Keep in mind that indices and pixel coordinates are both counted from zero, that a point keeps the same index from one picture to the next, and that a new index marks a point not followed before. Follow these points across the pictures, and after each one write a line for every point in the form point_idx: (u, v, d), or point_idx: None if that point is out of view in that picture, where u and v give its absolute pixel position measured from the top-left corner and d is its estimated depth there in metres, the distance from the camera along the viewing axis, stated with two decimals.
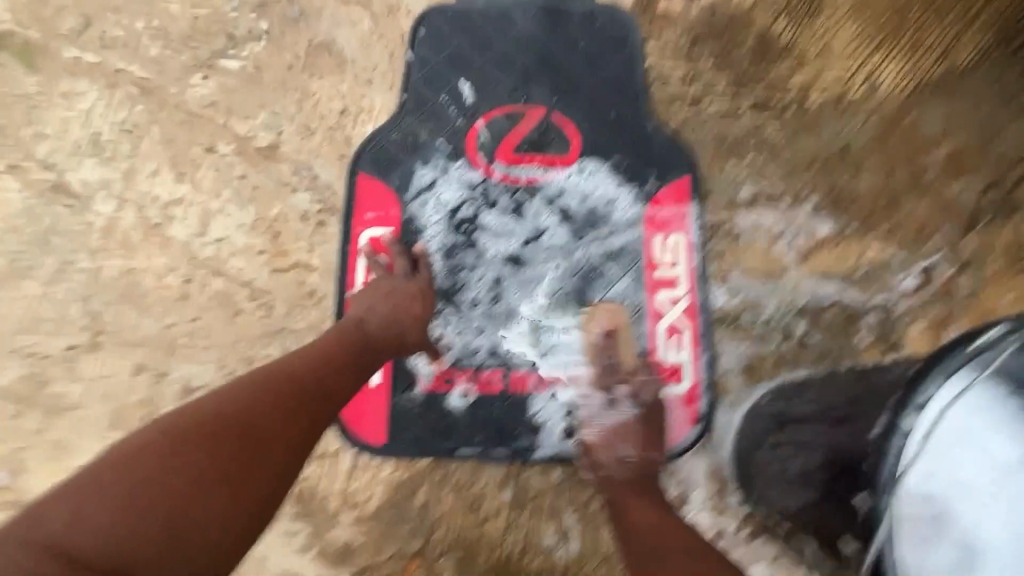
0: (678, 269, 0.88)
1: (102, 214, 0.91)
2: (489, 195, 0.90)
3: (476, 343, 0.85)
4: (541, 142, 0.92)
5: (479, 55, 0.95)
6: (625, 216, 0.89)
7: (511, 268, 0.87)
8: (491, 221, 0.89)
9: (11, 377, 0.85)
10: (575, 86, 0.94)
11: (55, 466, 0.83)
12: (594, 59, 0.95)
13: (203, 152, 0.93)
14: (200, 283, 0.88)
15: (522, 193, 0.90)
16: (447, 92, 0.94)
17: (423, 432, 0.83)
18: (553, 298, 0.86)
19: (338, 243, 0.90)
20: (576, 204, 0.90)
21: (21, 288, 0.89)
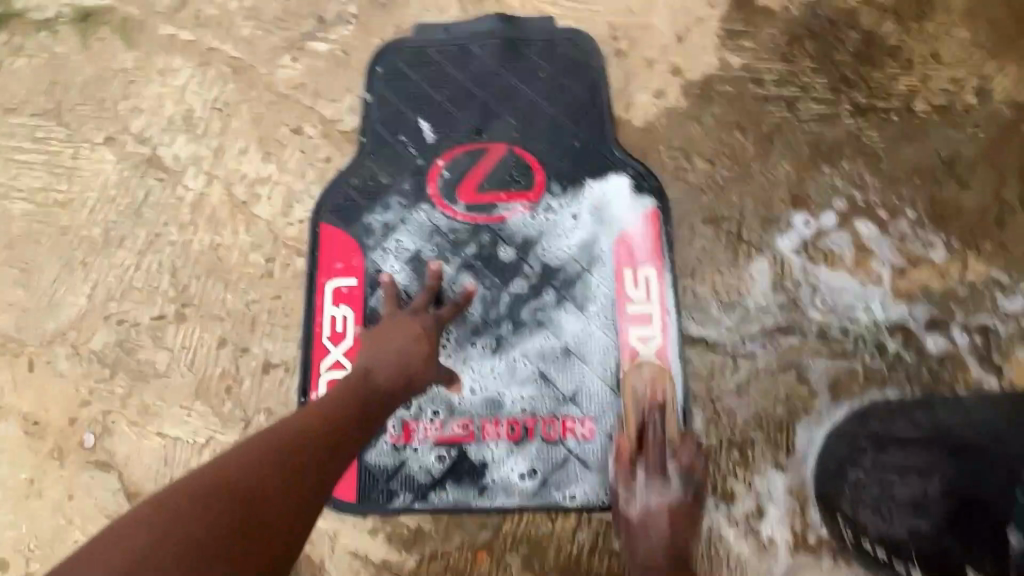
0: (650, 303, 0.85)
1: (192, 189, 0.93)
2: (502, 199, 0.91)
3: (495, 349, 0.85)
4: (504, 178, 0.91)
5: (490, 57, 0.96)
6: (633, 250, 0.87)
7: (528, 271, 0.87)
8: (508, 224, 0.90)
9: (103, 342, 0.89)
10: (586, 82, 0.94)
11: (141, 431, 0.85)
12: (549, 82, 0.94)
13: (289, 133, 0.94)
14: (283, 262, 0.90)
15: (535, 222, 0.89)
16: (456, 91, 0.95)
17: (449, 441, 0.82)
18: (570, 300, 0.86)
19: (304, 298, 0.88)
20: (589, 206, 0.89)
21: (115, 256, 0.92)
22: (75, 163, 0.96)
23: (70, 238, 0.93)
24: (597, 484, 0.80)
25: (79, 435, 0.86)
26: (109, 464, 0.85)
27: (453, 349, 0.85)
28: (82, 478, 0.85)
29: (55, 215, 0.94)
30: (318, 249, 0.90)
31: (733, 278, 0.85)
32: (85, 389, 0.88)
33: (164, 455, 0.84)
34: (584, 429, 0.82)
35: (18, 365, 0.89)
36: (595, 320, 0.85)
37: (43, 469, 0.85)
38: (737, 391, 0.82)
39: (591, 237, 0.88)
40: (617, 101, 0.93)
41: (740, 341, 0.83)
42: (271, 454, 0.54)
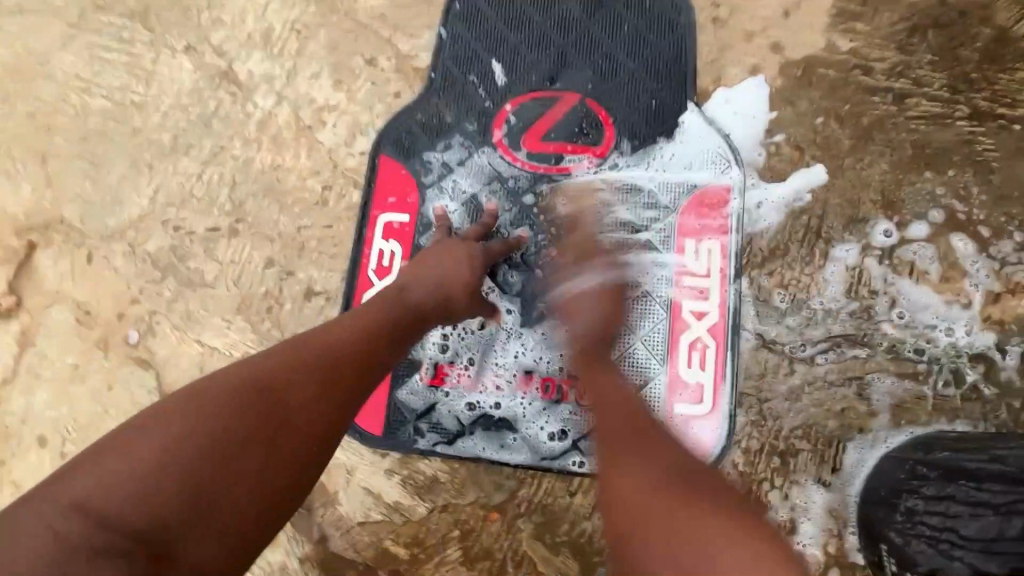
0: (709, 278, 0.80)
1: (261, 107, 0.93)
2: (568, 151, 0.87)
3: (540, 306, 0.82)
4: (573, 130, 0.88)
5: (576, 5, 0.91)
6: (699, 221, 0.82)
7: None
8: (570, 178, 0.86)
9: (158, 245, 0.90)
10: (673, 42, 0.88)
11: (182, 337, 0.87)
12: (634, 38, 0.89)
13: (363, 64, 0.93)
14: (339, 192, 0.89)
15: (597, 180, 0.85)
16: (535, 36, 0.91)
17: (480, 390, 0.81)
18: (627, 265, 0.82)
19: (355, 228, 0.87)
20: (657, 169, 0.85)
21: (180, 163, 0.93)
22: (154, 68, 0.97)
23: (141, 140, 0.95)
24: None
25: (125, 330, 0.89)
26: (148, 363, 0.87)
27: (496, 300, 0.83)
28: (123, 372, 0.87)
29: (129, 116, 0.96)
30: (376, 181, 0.88)
31: (803, 277, 0.79)
32: (135, 288, 0.90)
33: (201, 363, 0.86)
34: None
35: (79, 255, 0.92)
36: (650, 289, 0.81)
37: (88, 357, 0.88)
38: (788, 396, 0.76)
39: (657, 203, 0.84)
40: (707, 72, 0.87)
41: (800, 345, 0.77)
42: (306, 370, 0.54)
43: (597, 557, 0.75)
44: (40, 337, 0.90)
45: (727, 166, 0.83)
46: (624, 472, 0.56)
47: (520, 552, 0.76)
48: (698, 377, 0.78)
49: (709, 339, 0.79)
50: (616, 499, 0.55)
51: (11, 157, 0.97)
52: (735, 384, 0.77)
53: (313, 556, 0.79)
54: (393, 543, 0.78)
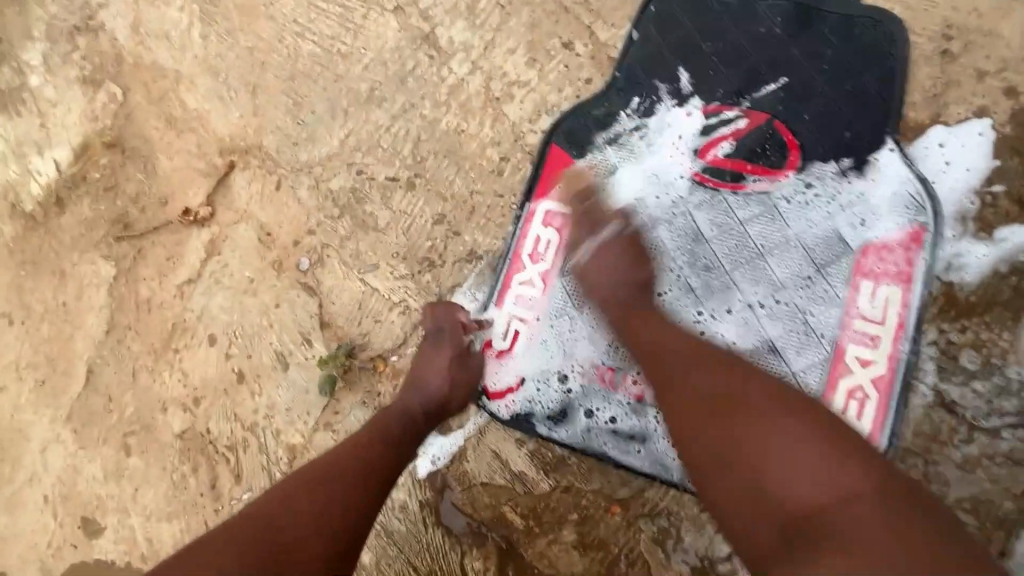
0: (881, 327, 0.75)
1: (455, 73, 0.97)
2: (746, 170, 0.83)
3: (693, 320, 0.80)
4: (754, 151, 0.83)
5: (779, 20, 0.86)
6: (881, 266, 0.77)
7: (753, 252, 0.81)
8: (744, 197, 0.83)
9: (340, 185, 0.97)
10: (887, 73, 0.82)
11: (347, 273, 0.93)
12: (838, 65, 0.83)
13: (560, 46, 0.95)
14: (515, 166, 0.92)
15: (773, 204, 0.82)
16: (729, 46, 0.87)
17: (615, 391, 0.80)
18: (792, 297, 0.78)
19: (516, 214, 0.89)
20: (845, 202, 0.80)
21: (372, 114, 0.99)
22: (363, 22, 1.04)
23: (341, 86, 1.02)
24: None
25: (298, 257, 0.96)
26: (313, 290, 0.94)
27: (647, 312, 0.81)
28: (290, 294, 0.95)
29: (334, 63, 1.04)
30: (544, 165, 0.90)
31: (1002, 342, 0.73)
32: (313, 220, 0.97)
33: (360, 300, 0.91)
34: None
35: (269, 182, 1.01)
36: (813, 327, 0.77)
37: (263, 274, 0.97)
38: (961, 464, 0.71)
39: (836, 238, 0.79)
40: (926, 106, 0.81)
41: (985, 414, 0.72)
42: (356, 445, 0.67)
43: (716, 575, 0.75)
44: (225, 247, 1.00)
45: (926, 214, 0.77)
46: (779, 445, 0.52)
47: (636, 550, 0.76)
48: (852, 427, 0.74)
49: (872, 391, 0.74)
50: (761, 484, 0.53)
51: (226, 85, 1.08)
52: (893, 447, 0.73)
53: (433, 503, 0.82)
54: (510, 511, 0.80)
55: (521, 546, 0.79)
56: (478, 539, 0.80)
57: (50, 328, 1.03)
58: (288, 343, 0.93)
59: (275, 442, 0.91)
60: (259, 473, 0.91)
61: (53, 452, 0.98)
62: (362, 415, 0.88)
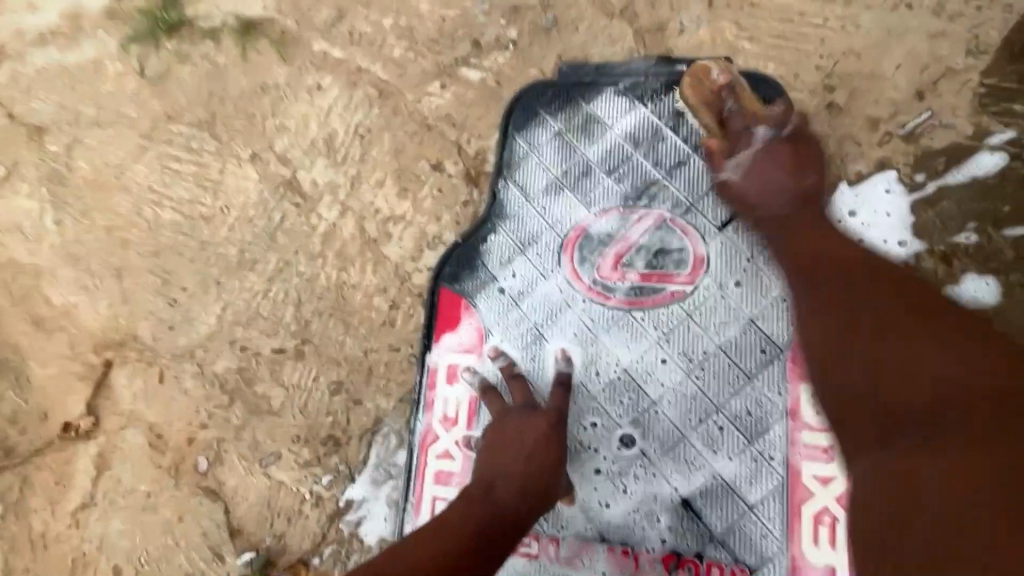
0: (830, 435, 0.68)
1: (326, 219, 0.89)
2: (650, 280, 0.76)
3: (632, 464, 0.71)
4: (654, 256, 0.77)
5: (650, 109, 0.80)
6: None
7: (679, 372, 0.72)
8: (658, 311, 0.75)
9: (226, 367, 0.88)
10: None
11: (249, 467, 0.83)
12: None
13: (429, 169, 0.87)
14: (406, 312, 0.83)
15: (687, 312, 0.74)
16: (603, 144, 0.81)
17: (562, 565, 0.70)
18: (731, 417, 0.70)
19: (417, 371, 0.80)
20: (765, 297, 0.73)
21: (246, 280, 0.90)
22: (221, 178, 0.96)
23: (208, 254, 0.93)
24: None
25: (195, 457, 0.86)
26: (217, 494, 0.84)
27: (581, 467, 0.72)
28: (192, 502, 0.84)
29: (198, 229, 0.95)
30: (437, 312, 0.81)
31: None
32: (204, 412, 0.87)
33: (268, 498, 0.81)
34: None
35: (151, 375, 0.91)
36: (761, 449, 0.69)
37: (160, 484, 0.86)
38: None
39: (766, 340, 0.72)
40: (823, 167, 0.74)
41: None
42: None
43: None
44: (115, 460, 0.89)
45: None
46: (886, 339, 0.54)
47: None
48: (827, 560, 0.65)
49: (840, 510, 0.66)
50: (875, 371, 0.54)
51: (91, 273, 0.99)
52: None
53: None
54: None
55: None
56: None
57: None
58: (199, 561, 0.82)
59: None
60: None
61: None
62: None
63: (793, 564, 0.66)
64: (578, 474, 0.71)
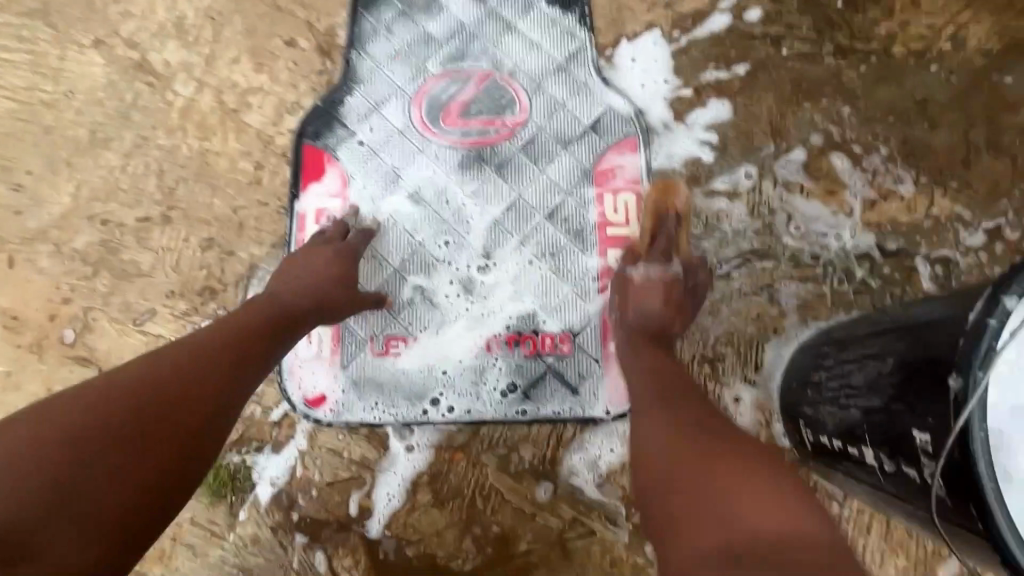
0: (628, 228, 0.88)
1: (182, 95, 0.93)
2: (486, 125, 0.91)
3: (479, 269, 0.86)
4: (486, 106, 0.92)
5: None
6: (613, 179, 0.89)
7: (512, 194, 0.89)
8: (493, 148, 0.90)
9: (86, 242, 0.88)
10: (572, 14, 0.95)
11: (122, 329, 0.85)
12: (536, 17, 0.95)
13: (283, 45, 0.94)
14: (272, 170, 0.90)
15: (516, 148, 0.90)
16: (439, 18, 0.95)
17: (426, 355, 0.84)
18: (553, 224, 0.88)
19: (287, 218, 0.88)
20: (575, 130, 0.91)
21: (100, 158, 0.91)
22: (61, 64, 0.94)
23: (55, 138, 0.92)
24: (571, 398, 0.82)
25: (60, 330, 0.86)
26: (89, 360, 0.85)
27: (437, 277, 0.86)
28: (62, 372, 0.84)
29: (39, 115, 0.93)
30: (303, 166, 0.90)
31: (713, 207, 0.88)
32: (65, 287, 0.87)
33: (147, 353, 0.85)
34: (563, 346, 0.84)
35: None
36: (577, 246, 0.87)
37: (22, 362, 0.85)
38: (711, 310, 0.85)
39: (580, 165, 0.90)
40: (609, 30, 0.95)
41: (717, 264, 0.86)
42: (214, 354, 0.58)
43: (558, 474, 0.80)
44: None
45: (634, 125, 0.91)
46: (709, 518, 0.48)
47: (488, 485, 0.80)
48: None
49: None
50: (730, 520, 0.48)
51: None
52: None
53: (285, 524, 0.80)
54: (362, 497, 0.80)
55: (383, 524, 0.80)
56: (340, 537, 0.79)
57: None
58: None
59: None
60: None
61: None
62: None
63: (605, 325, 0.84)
64: (435, 283, 0.86)
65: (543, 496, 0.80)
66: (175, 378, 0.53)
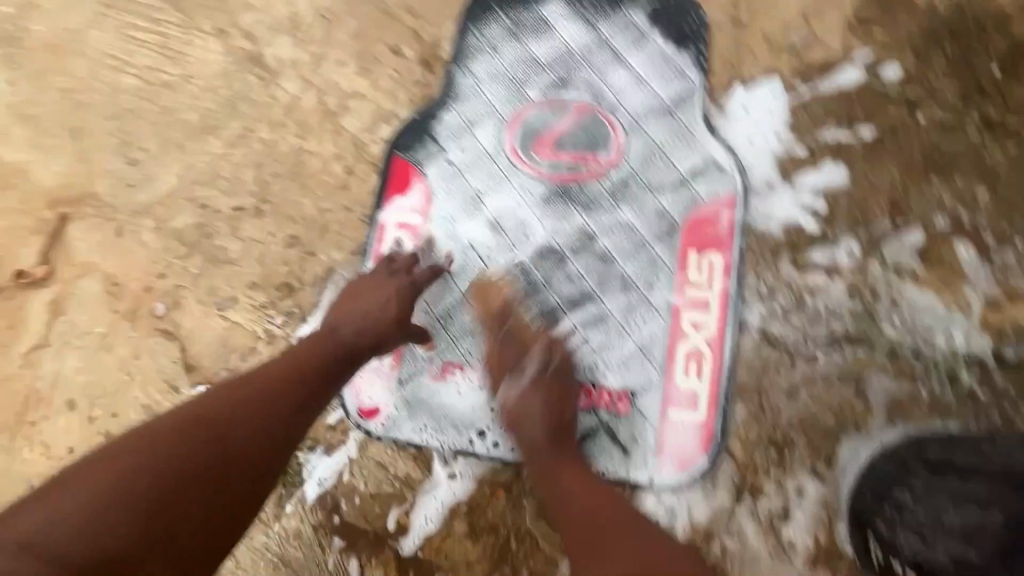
0: (709, 292, 0.82)
1: (287, 92, 0.96)
2: (577, 161, 0.88)
3: (545, 309, 0.85)
4: (581, 141, 0.89)
5: (592, 14, 0.92)
6: (700, 238, 0.84)
7: (592, 237, 0.86)
8: (582, 185, 0.87)
9: (185, 222, 0.94)
10: (688, 54, 0.89)
11: (206, 311, 0.90)
12: (649, 53, 0.90)
13: (388, 52, 0.95)
14: (361, 177, 0.92)
15: (605, 189, 0.87)
16: (548, 42, 0.92)
17: (481, 388, 0.84)
18: (628, 275, 0.84)
19: (369, 226, 0.90)
20: (669, 179, 0.86)
21: (207, 144, 0.96)
22: (184, 49, 1.00)
23: (170, 119, 0.98)
24: (618, 458, 0.80)
25: (152, 303, 0.92)
26: (173, 335, 0.91)
27: None
28: (148, 343, 0.91)
29: (159, 96, 0.99)
30: (391, 177, 0.91)
31: (807, 281, 0.81)
32: (162, 262, 0.93)
33: (224, 337, 0.89)
34: (619, 403, 0.82)
35: (108, 229, 0.96)
36: (651, 301, 0.83)
37: (116, 326, 0.92)
38: (789, 391, 0.79)
39: (668, 216, 0.85)
40: (724, 72, 0.89)
41: (804, 342, 0.80)
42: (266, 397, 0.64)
43: None
44: (69, 306, 0.94)
45: (734, 185, 0.85)
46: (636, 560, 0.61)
47: (524, 528, 0.80)
48: (693, 387, 0.81)
49: (707, 350, 0.81)
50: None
51: (46, 133, 1.01)
52: (729, 395, 0.80)
53: (326, 524, 0.83)
54: (400, 516, 0.82)
55: (416, 546, 0.81)
56: (375, 549, 0.81)
57: None
58: (154, 393, 0.89)
59: None
60: None
61: None
62: None
63: (667, 391, 0.81)
64: None
65: None
66: (205, 455, 0.58)
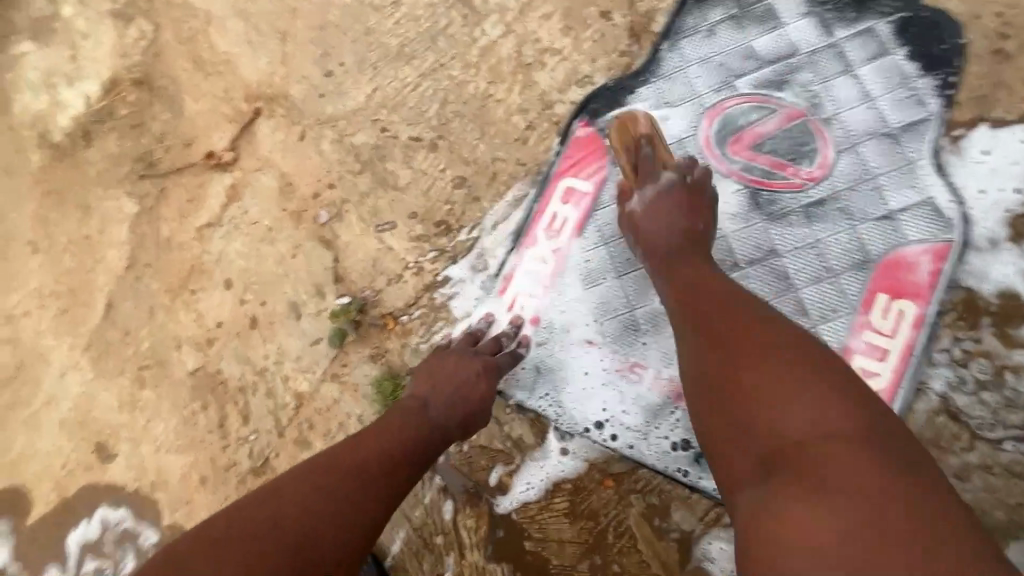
0: (890, 340, 0.74)
1: (488, 35, 0.95)
2: (772, 167, 0.82)
3: None
4: (782, 147, 0.82)
5: (829, 16, 0.84)
6: (895, 281, 0.76)
7: (770, 251, 0.80)
8: (771, 194, 0.81)
9: (364, 141, 0.97)
10: (932, 78, 0.80)
11: (365, 229, 0.94)
12: (885, 69, 0.81)
13: (597, 15, 0.92)
14: (541, 135, 0.90)
15: (796, 205, 0.80)
16: (771, 36, 0.86)
17: (613, 374, 0.81)
18: (801, 301, 0.78)
19: (537, 185, 0.89)
20: (874, 209, 0.78)
21: (400, 71, 0.98)
22: None
23: (371, 40, 1.00)
24: None
25: (318, 209, 0.96)
26: (330, 244, 0.95)
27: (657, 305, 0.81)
28: (307, 245, 0.95)
29: (366, 15, 1.02)
30: (570, 141, 0.89)
31: (1012, 358, 0.72)
32: (334, 173, 0.97)
33: (376, 258, 0.92)
34: None
35: (293, 131, 1.01)
36: (820, 334, 0.76)
37: (282, 223, 0.97)
38: (958, 472, 0.71)
39: (862, 248, 0.77)
40: (970, 106, 0.78)
41: (991, 424, 0.71)
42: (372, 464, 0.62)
43: (702, 554, 0.75)
44: (245, 194, 1.00)
45: (952, 232, 0.75)
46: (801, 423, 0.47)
47: (626, 525, 0.77)
48: None
49: None
50: (732, 454, 0.50)
51: (257, 30, 1.07)
52: None
53: None
54: (505, 474, 0.82)
55: (512, 508, 0.81)
56: (472, 498, 0.82)
57: (75, 260, 1.05)
58: (302, 293, 0.94)
59: (283, 387, 0.92)
60: (266, 417, 0.92)
61: (70, 378, 1.01)
62: (370, 369, 0.89)
63: None
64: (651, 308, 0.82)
65: (677, 565, 0.75)
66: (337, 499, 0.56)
